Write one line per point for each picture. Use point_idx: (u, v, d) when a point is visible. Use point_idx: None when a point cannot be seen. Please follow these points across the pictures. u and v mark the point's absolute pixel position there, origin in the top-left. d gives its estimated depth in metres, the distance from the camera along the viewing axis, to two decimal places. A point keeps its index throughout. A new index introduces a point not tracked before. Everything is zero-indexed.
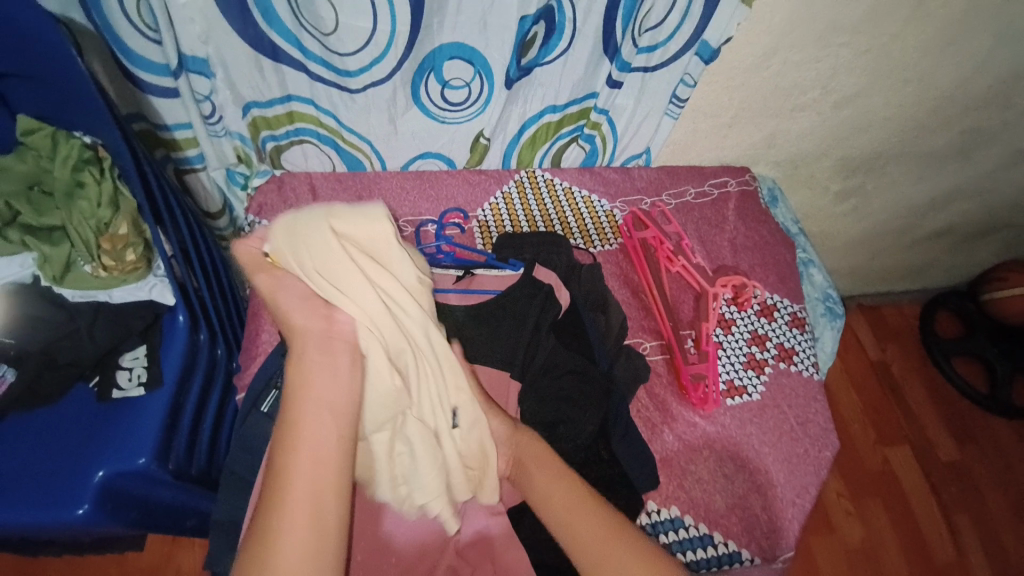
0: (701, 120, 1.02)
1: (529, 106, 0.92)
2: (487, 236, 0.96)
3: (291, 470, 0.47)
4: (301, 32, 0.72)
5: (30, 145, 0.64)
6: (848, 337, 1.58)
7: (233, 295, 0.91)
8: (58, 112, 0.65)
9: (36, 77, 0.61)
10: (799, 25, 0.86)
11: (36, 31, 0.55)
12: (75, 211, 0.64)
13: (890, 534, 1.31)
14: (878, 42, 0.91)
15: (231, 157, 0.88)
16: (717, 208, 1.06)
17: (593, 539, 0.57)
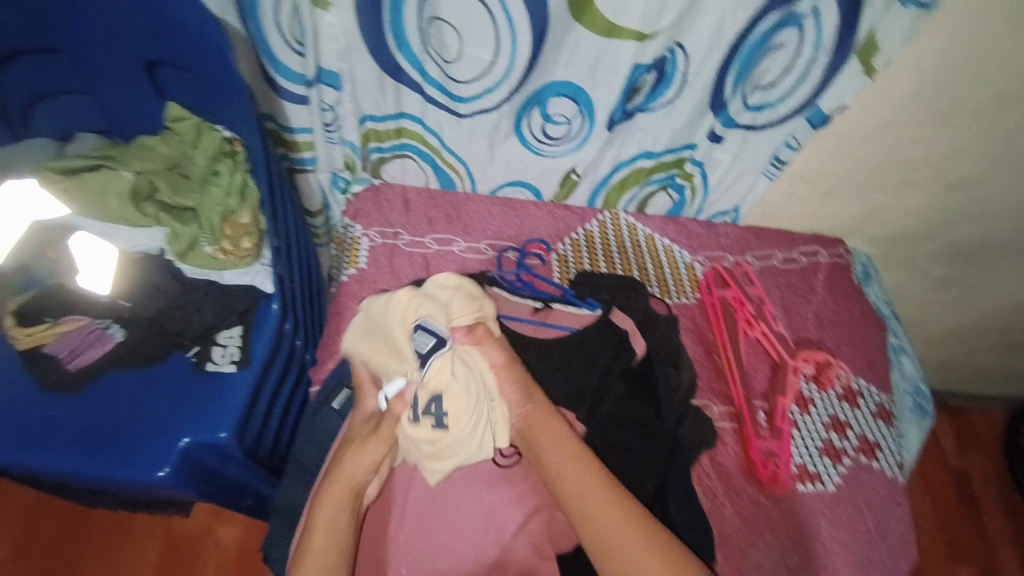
0: (800, 186, 0.98)
1: (624, 150, 0.92)
2: (565, 271, 0.97)
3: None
4: (425, 57, 0.76)
5: (178, 131, 0.73)
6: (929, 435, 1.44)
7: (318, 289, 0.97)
8: (206, 105, 0.72)
9: (194, 72, 0.68)
10: (921, 102, 0.82)
11: (207, 35, 0.63)
12: (207, 196, 0.72)
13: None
14: (1005, 129, 0.85)
15: (339, 162, 0.94)
16: (804, 277, 1.02)
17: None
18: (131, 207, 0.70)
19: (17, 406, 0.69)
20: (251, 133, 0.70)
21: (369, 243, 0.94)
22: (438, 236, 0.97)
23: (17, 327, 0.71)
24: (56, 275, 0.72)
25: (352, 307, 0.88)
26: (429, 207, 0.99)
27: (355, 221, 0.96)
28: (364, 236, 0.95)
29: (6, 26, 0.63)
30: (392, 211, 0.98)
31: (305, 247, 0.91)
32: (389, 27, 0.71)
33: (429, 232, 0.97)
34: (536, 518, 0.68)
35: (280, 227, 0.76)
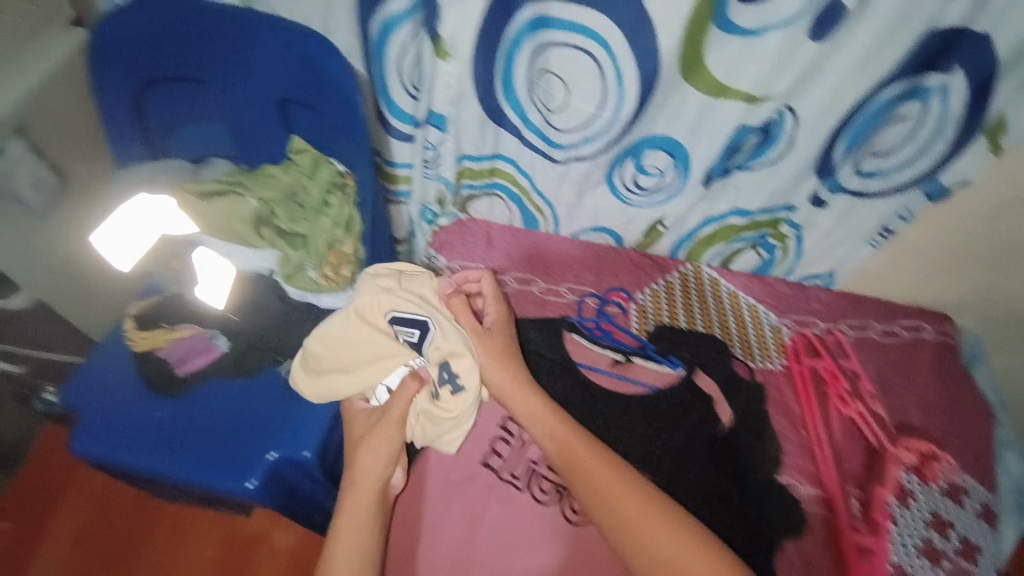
0: (906, 256, 0.91)
1: (716, 206, 0.90)
2: (644, 323, 0.94)
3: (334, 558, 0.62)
4: (530, 106, 0.78)
5: (297, 161, 0.78)
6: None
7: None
8: (324, 140, 0.77)
9: (318, 109, 0.73)
10: None
11: (336, 80, 0.68)
12: (318, 224, 0.76)
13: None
14: None
15: (431, 197, 0.97)
16: (906, 354, 0.94)
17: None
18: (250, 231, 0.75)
19: (128, 401, 0.76)
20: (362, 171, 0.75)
21: (451, 276, 0.98)
22: (519, 276, 0.98)
23: (136, 331, 0.77)
24: (177, 286, 0.79)
25: None
26: (511, 244, 1.01)
27: (441, 254, 1.00)
28: (448, 268, 0.98)
29: (171, 58, 0.72)
30: (475, 246, 1.00)
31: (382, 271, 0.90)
32: (499, 76, 0.74)
33: (509, 270, 0.99)
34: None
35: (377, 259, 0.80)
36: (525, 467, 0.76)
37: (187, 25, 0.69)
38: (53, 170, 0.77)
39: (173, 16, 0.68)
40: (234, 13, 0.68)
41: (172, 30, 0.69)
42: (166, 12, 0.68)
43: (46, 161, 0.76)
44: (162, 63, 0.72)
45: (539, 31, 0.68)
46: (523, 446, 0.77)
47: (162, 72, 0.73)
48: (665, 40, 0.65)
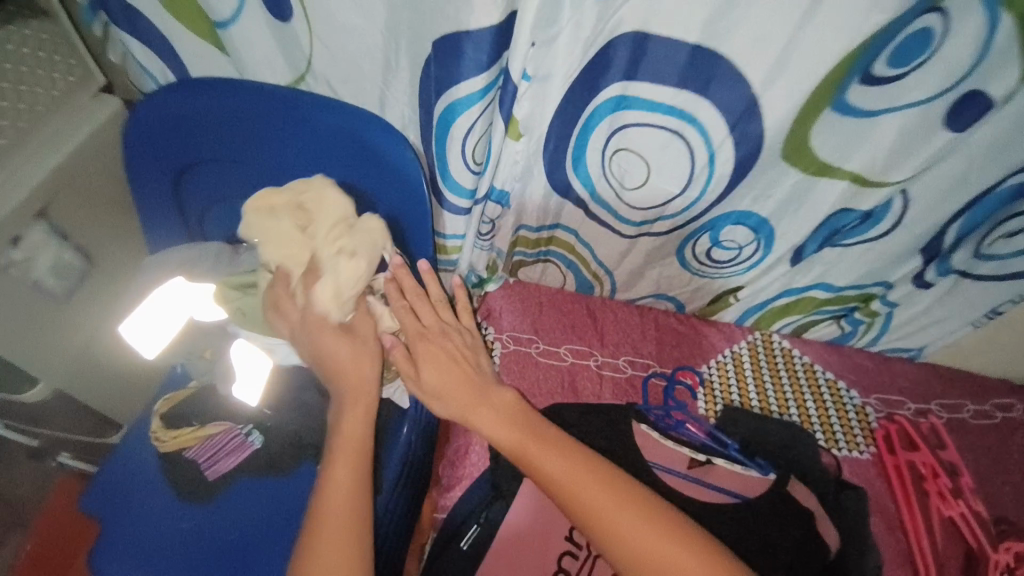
0: (1007, 334, 0.82)
1: (797, 279, 0.82)
2: (712, 404, 0.87)
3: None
4: (603, 181, 0.71)
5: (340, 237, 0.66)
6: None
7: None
8: None
9: (373, 189, 0.68)
10: None
11: (399, 164, 0.63)
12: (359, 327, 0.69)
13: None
14: None
15: (482, 263, 0.90)
16: (1003, 439, 0.85)
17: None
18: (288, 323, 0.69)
19: (161, 510, 0.69)
20: (423, 256, 0.70)
21: (500, 348, 0.90)
22: (574, 348, 0.91)
23: (164, 431, 0.69)
24: (210, 377, 0.71)
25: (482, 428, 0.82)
26: (563, 312, 0.93)
27: (489, 322, 0.92)
28: (496, 340, 0.90)
29: (218, 142, 0.67)
30: (526, 314, 0.93)
31: None
32: (571, 149, 0.67)
33: (564, 342, 0.91)
34: None
35: None
36: None
37: (240, 108, 0.64)
38: (79, 252, 0.71)
39: (225, 100, 0.63)
40: (291, 100, 0.63)
41: (210, 113, 0.64)
42: (213, 98, 0.63)
43: (70, 243, 0.70)
44: (208, 146, 0.67)
45: (624, 111, 0.61)
46: (592, 560, 0.68)
47: (206, 153, 0.67)
48: (773, 125, 0.58)
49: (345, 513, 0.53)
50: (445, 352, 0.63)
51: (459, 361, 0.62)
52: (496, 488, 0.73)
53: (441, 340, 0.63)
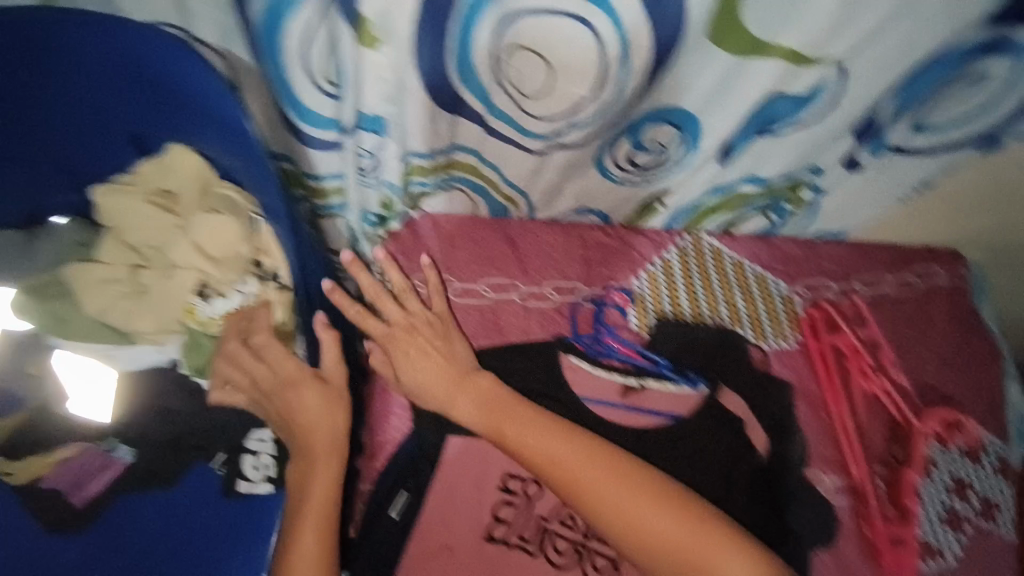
0: (933, 206, 0.81)
1: (727, 175, 0.74)
2: (644, 319, 0.82)
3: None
4: (497, 90, 0.57)
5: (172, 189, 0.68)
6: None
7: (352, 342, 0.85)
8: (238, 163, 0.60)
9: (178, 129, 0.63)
10: None
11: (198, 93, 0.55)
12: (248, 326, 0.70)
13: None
14: None
15: (373, 202, 0.75)
16: (920, 305, 0.88)
17: (571, 465, 0.63)
18: (174, 307, 0.68)
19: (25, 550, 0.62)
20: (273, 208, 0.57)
21: None
22: (493, 282, 0.82)
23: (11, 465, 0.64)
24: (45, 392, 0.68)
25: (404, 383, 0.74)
26: (477, 243, 0.83)
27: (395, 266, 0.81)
28: None
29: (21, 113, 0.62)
30: (433, 250, 0.82)
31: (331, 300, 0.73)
32: (455, 52, 0.52)
33: (481, 276, 0.82)
34: None
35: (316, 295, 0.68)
36: (535, 527, 0.67)
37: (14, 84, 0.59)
38: None
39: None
40: (49, 40, 0.55)
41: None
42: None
43: None
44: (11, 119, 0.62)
45: None
46: (530, 502, 0.67)
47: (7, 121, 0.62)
48: None
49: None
50: (419, 344, 0.71)
51: (432, 352, 0.71)
52: (420, 446, 0.70)
53: (413, 334, 0.72)
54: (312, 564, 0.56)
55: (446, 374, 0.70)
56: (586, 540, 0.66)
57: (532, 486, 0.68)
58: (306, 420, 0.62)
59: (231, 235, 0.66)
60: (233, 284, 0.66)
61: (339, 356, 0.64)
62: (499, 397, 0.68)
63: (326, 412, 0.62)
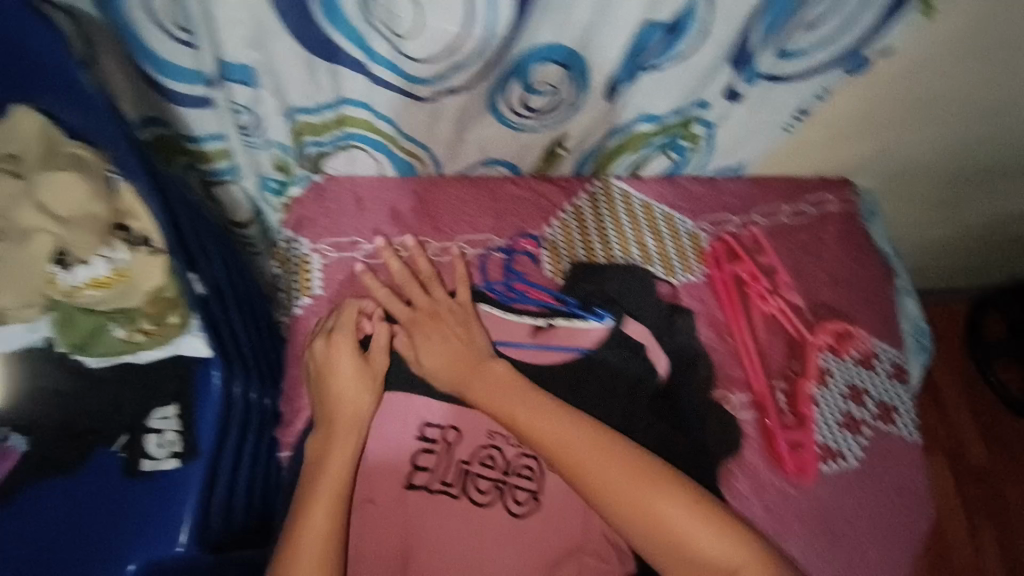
0: (817, 133, 0.85)
1: (622, 115, 0.77)
2: (557, 262, 0.83)
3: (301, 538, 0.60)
4: (370, 30, 0.56)
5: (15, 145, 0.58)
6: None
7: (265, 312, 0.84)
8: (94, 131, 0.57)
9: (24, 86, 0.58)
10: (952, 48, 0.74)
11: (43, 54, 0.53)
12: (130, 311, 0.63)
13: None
14: None
15: (267, 166, 0.75)
16: (814, 232, 0.93)
17: (525, 415, 0.67)
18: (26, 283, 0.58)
19: None
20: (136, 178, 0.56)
21: (321, 259, 0.79)
22: (404, 241, 0.81)
23: None
24: None
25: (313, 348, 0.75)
26: (385, 204, 0.82)
27: (302, 232, 0.80)
28: (314, 252, 0.79)
29: None
30: (341, 213, 0.81)
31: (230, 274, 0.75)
32: None
33: (391, 237, 0.81)
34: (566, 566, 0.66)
35: (204, 270, 0.67)
36: (457, 471, 0.69)
37: None
38: None
39: None
40: None
41: None
42: None
43: None
44: None
45: None
46: (449, 448, 0.70)
47: None
48: None
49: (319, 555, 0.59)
50: (440, 333, 0.73)
51: (454, 338, 0.73)
52: (337, 410, 0.71)
53: (436, 322, 0.74)
54: (322, 538, 0.60)
55: (465, 361, 0.71)
56: (507, 476, 0.69)
57: (450, 433, 0.71)
58: (336, 403, 0.69)
59: (79, 192, 0.57)
60: (96, 248, 0.58)
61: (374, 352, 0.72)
62: (484, 360, 0.71)
63: (354, 394, 0.70)
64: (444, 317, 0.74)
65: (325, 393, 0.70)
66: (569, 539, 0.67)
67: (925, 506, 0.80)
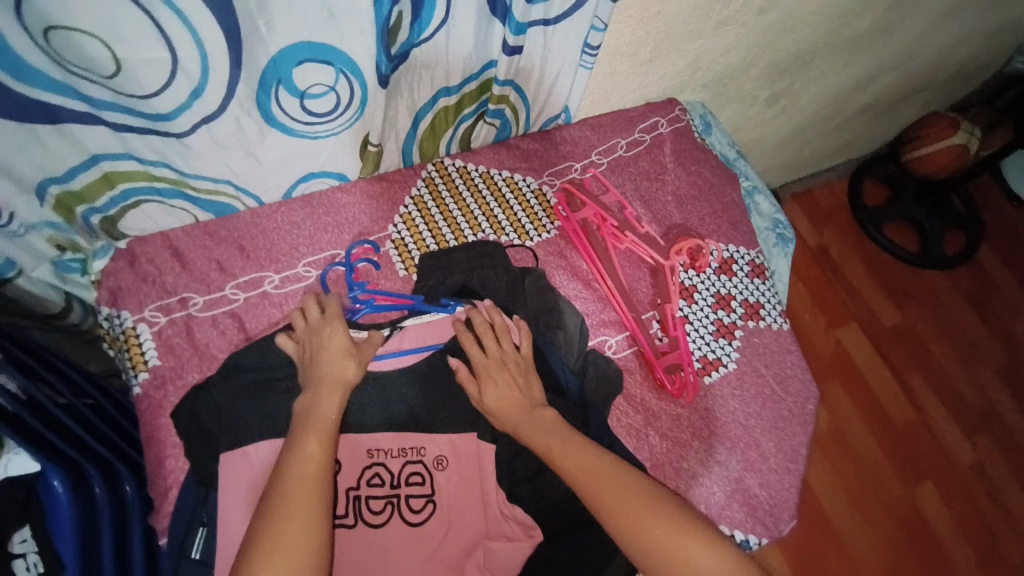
0: (619, 62, 0.89)
1: (417, 94, 0.76)
2: (408, 259, 0.80)
3: (289, 473, 0.56)
4: (78, 80, 0.54)
5: None
6: (806, 249, 1.72)
7: (98, 386, 0.81)
8: None
9: None
10: None
11: None
12: None
13: (849, 403, 1.51)
14: None
15: (49, 248, 0.72)
16: (653, 157, 0.96)
17: (518, 410, 0.66)
18: None
19: None
20: None
21: (151, 327, 0.72)
22: (241, 280, 0.76)
23: None
24: None
25: (166, 422, 0.68)
26: (209, 249, 0.77)
27: (118, 305, 0.72)
28: (140, 321, 0.72)
29: None
30: (161, 272, 0.75)
31: (45, 367, 0.74)
32: None
33: (225, 280, 0.76)
34: (476, 557, 0.64)
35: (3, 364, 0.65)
36: (347, 500, 0.64)
37: None
38: None
39: None
40: None
41: None
42: None
43: None
44: None
45: None
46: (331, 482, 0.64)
47: None
48: None
49: (309, 482, 0.56)
50: (505, 376, 0.68)
51: (513, 384, 0.67)
52: (204, 480, 0.65)
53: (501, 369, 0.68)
54: (314, 461, 0.57)
55: (521, 402, 0.66)
56: (398, 489, 0.66)
57: None
58: (326, 365, 0.64)
59: None
60: None
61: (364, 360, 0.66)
62: (506, 367, 0.68)
63: (337, 356, 0.65)
64: (511, 365, 0.68)
65: (314, 359, 0.65)
66: (471, 530, 0.65)
67: (811, 392, 0.84)
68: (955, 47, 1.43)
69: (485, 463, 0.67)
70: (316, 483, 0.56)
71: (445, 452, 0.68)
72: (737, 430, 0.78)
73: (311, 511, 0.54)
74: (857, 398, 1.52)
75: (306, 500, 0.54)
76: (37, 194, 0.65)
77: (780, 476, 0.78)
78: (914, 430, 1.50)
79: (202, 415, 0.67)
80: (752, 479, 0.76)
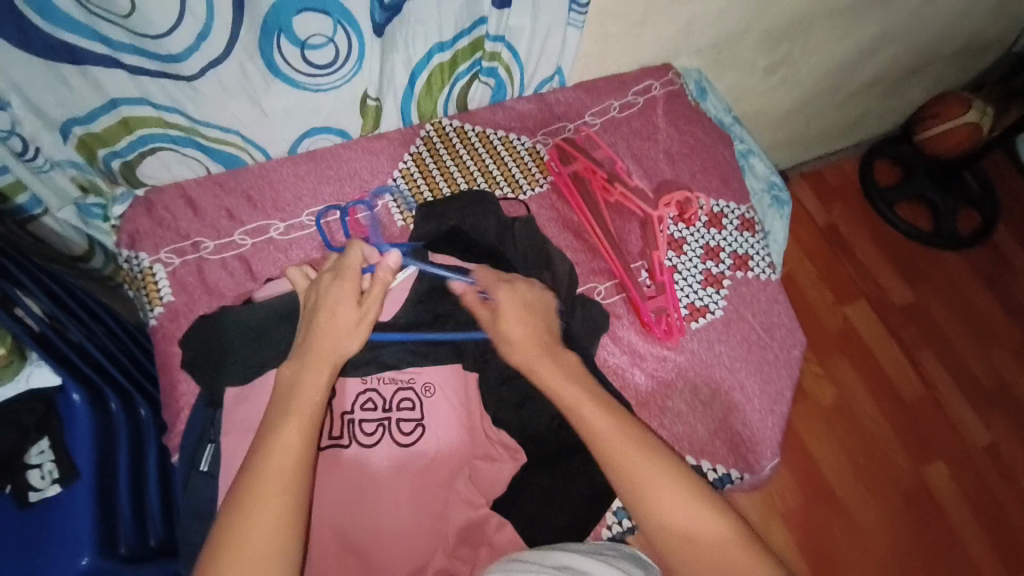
0: (611, 23, 0.92)
1: (413, 50, 0.79)
2: (405, 210, 0.84)
3: (262, 473, 0.54)
4: (98, 21, 0.60)
5: None
6: (815, 227, 1.71)
7: (128, 330, 0.89)
8: None
9: None
10: None
11: None
12: None
13: (855, 375, 1.50)
14: None
15: (74, 189, 0.78)
16: (646, 118, 0.98)
17: (504, 342, 0.68)
18: None
19: None
20: None
21: (165, 267, 0.77)
22: (248, 227, 0.81)
23: None
24: None
25: (177, 350, 0.73)
26: (219, 197, 0.81)
27: (135, 247, 0.78)
28: (155, 262, 0.77)
29: None
30: (176, 219, 0.80)
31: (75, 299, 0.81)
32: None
33: (233, 227, 0.80)
34: (463, 475, 0.68)
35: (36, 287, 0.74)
36: (341, 423, 0.68)
37: None
38: None
39: None
40: None
41: None
42: None
43: None
44: None
45: None
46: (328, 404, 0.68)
47: None
48: None
49: (284, 478, 0.54)
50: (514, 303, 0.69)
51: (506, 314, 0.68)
52: (210, 402, 0.70)
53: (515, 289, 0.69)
54: (291, 460, 0.55)
55: (521, 330, 0.68)
56: (389, 413, 0.69)
57: None
58: (326, 335, 0.62)
59: None
60: None
61: (363, 335, 0.63)
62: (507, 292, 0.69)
63: (340, 334, 0.62)
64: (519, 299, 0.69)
65: (315, 322, 0.63)
66: (456, 452, 0.69)
67: (800, 340, 0.85)
68: (963, 18, 1.41)
69: (471, 390, 0.71)
70: (288, 488, 0.53)
71: (435, 381, 0.71)
72: (723, 372, 0.80)
73: (279, 519, 0.52)
74: (866, 375, 1.50)
75: (277, 506, 0.52)
76: (60, 134, 0.71)
77: (764, 419, 0.79)
78: (923, 407, 1.48)
79: (204, 350, 0.71)
80: (735, 419, 0.78)
